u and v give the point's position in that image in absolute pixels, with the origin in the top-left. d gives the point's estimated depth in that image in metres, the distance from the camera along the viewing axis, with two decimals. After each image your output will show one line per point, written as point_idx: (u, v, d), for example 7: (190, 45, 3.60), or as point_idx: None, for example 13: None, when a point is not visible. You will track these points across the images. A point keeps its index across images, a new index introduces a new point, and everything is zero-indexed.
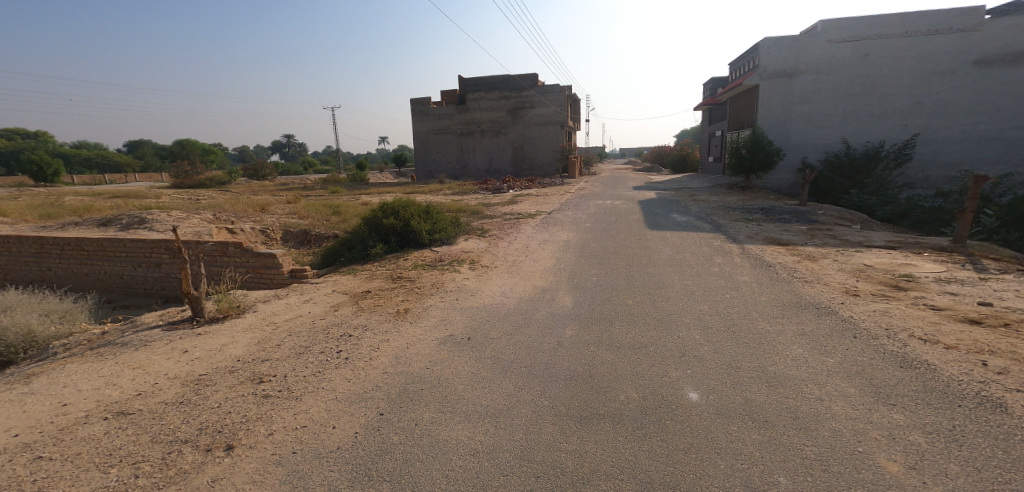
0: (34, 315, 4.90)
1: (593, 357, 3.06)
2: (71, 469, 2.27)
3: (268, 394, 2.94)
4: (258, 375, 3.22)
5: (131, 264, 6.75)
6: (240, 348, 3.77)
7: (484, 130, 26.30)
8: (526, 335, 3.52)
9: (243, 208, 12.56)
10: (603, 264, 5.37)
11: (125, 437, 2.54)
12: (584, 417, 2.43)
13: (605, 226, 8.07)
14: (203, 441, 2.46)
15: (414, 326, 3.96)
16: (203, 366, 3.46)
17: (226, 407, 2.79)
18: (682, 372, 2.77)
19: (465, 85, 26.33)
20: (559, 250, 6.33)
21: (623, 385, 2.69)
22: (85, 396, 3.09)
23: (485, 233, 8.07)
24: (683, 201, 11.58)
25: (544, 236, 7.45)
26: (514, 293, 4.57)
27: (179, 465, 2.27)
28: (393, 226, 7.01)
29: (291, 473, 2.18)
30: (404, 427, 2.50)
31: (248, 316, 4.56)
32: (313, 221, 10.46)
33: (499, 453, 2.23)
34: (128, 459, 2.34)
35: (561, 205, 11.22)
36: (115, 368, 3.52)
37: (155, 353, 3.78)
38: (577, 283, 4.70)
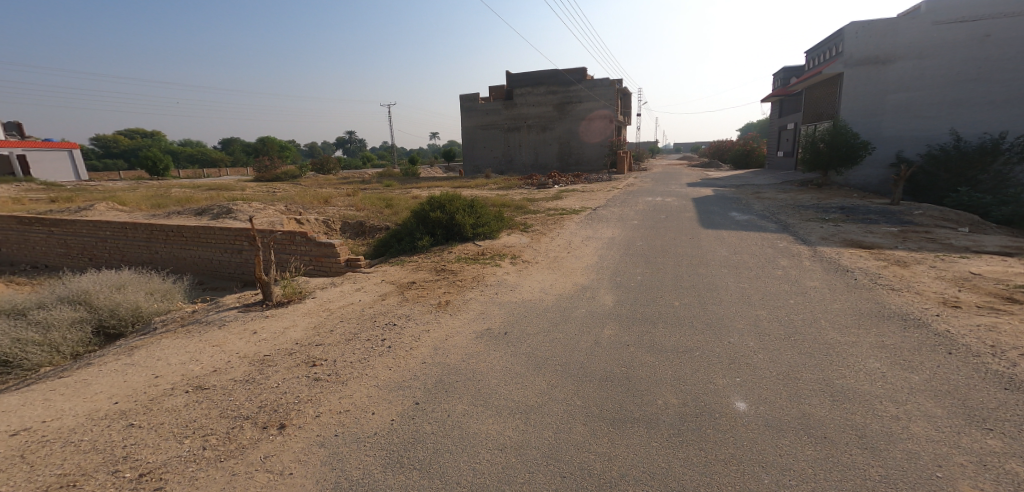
0: (141, 293, 5.44)
1: (631, 359, 2.96)
2: (154, 437, 2.47)
3: (319, 377, 3.06)
4: (311, 358, 3.37)
5: (219, 250, 7.28)
6: (299, 332, 3.96)
7: (531, 125, 26.22)
8: (563, 333, 3.47)
9: (309, 200, 13.36)
10: (648, 264, 5.18)
11: (200, 410, 2.73)
12: (616, 420, 2.35)
13: (655, 223, 7.83)
14: (260, 419, 2.59)
15: (453, 318, 4.01)
16: (268, 347, 3.67)
17: (282, 388, 2.94)
18: (730, 380, 2.62)
19: (512, 80, 26.40)
20: (603, 247, 6.20)
21: (662, 389, 2.59)
22: (174, 370, 3.35)
23: (528, 228, 8.06)
24: (745, 198, 11.02)
25: (588, 232, 7.33)
26: (552, 290, 4.52)
27: (239, 440, 2.40)
28: (439, 219, 7.15)
29: (331, 455, 2.26)
30: (437, 417, 2.53)
31: (308, 302, 4.79)
32: (368, 213, 10.90)
33: (527, 449, 2.20)
34: (199, 431, 2.52)
35: (608, 202, 11.00)
36: (199, 345, 3.81)
37: (231, 332, 4.06)
38: (618, 282, 4.59)
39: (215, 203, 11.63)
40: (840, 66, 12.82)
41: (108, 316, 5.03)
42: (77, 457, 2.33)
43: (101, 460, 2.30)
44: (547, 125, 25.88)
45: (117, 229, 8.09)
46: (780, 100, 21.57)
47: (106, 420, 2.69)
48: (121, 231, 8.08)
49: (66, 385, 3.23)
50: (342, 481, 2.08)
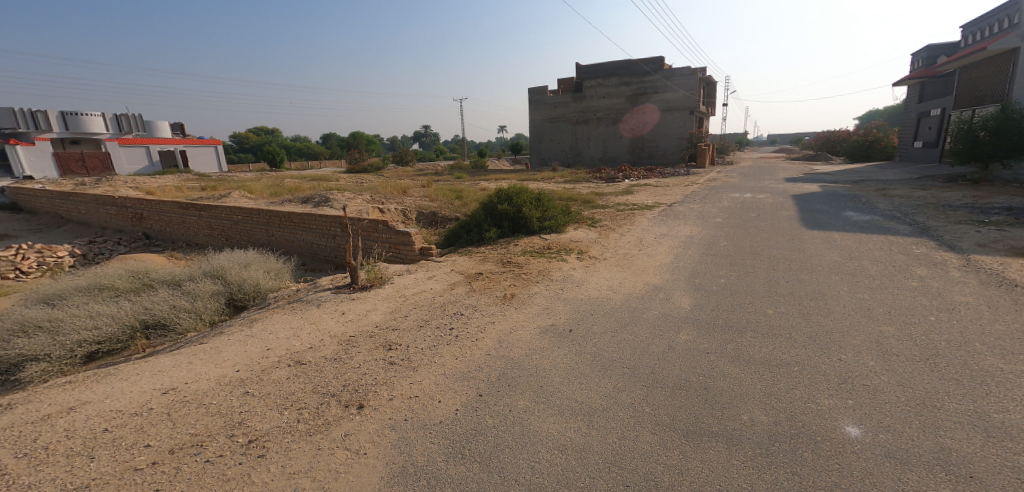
0: (258, 271, 6.07)
1: (712, 369, 2.77)
2: (262, 406, 2.73)
3: (394, 361, 3.20)
4: (388, 342, 3.54)
5: (317, 235, 7.91)
6: (379, 316, 4.18)
7: (602, 118, 25.62)
8: (632, 334, 3.35)
9: (389, 191, 14.10)
10: (734, 266, 4.87)
11: (297, 384, 2.97)
12: (690, 432, 2.22)
13: (739, 222, 7.33)
14: (343, 397, 2.76)
15: (520, 312, 4.00)
16: (353, 328, 3.92)
17: (363, 369, 3.11)
18: (839, 401, 2.36)
19: (583, 72, 25.92)
20: (680, 246, 5.91)
21: (749, 404, 2.39)
22: (280, 343, 3.68)
23: (596, 223, 7.89)
24: (858, 196, 9.86)
25: (663, 230, 7.01)
26: (622, 289, 4.37)
27: (325, 417, 2.57)
28: (506, 211, 7.22)
29: (401, 439, 2.35)
30: (498, 411, 2.54)
31: (387, 287, 5.03)
32: (441, 203, 11.29)
33: (588, 453, 2.15)
34: (295, 403, 2.74)
35: (687, 197, 10.46)
36: (300, 322, 4.16)
37: (325, 311, 4.38)
38: (697, 284, 4.35)
39: (312, 193, 12.68)
40: (1016, 39, 11.82)
41: (237, 291, 5.66)
42: (206, 419, 2.62)
43: (221, 424, 2.57)
44: (617, 118, 25.14)
45: (244, 214, 9.07)
46: (922, 84, 19.06)
47: (228, 386, 3.01)
48: (247, 217, 9.04)
49: (199, 351, 3.67)
50: (409, 466, 2.16)
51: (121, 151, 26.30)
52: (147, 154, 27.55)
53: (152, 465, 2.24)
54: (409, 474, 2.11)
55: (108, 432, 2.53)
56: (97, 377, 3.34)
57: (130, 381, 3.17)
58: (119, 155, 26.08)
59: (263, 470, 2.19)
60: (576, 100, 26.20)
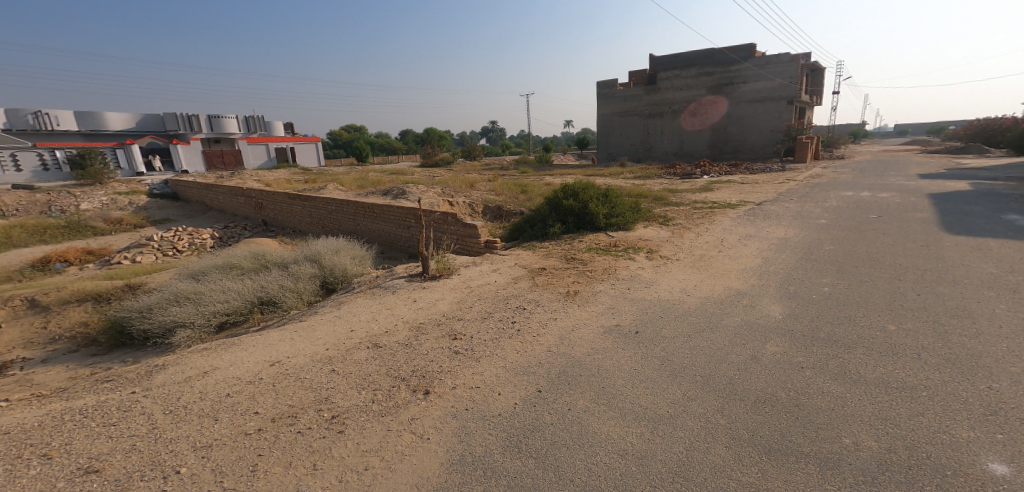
0: (345, 257, 6.51)
1: (804, 384, 2.55)
2: (344, 384, 2.91)
3: (458, 351, 3.28)
4: (453, 332, 3.63)
5: (394, 226, 8.33)
6: (446, 305, 4.30)
7: (678, 111, 24.53)
8: (706, 341, 3.16)
9: (456, 185, 14.51)
10: (839, 274, 4.44)
11: (374, 366, 3.14)
12: (773, 451, 2.05)
13: (836, 224, 6.66)
14: (411, 382, 2.87)
15: (584, 310, 3.93)
16: (423, 315, 4.07)
17: (430, 356, 3.22)
18: (980, 435, 2.06)
19: (658, 64, 24.95)
20: (769, 248, 5.51)
21: (848, 427, 2.17)
22: (362, 326, 3.91)
23: (668, 221, 7.56)
24: (1000, 198, 8.43)
25: (748, 230, 6.56)
26: (697, 292, 4.15)
27: (394, 399, 2.69)
28: (571, 207, 7.13)
29: (461, 428, 2.40)
30: (558, 408, 2.51)
31: (454, 278, 5.17)
32: (506, 198, 11.41)
33: (651, 461, 2.06)
34: (371, 384, 2.89)
35: (776, 196, 9.64)
36: (378, 306, 4.40)
37: (399, 298, 4.59)
38: (791, 291, 4.02)
39: (388, 186, 13.38)
40: None
41: (329, 274, 6.11)
42: (300, 392, 2.85)
43: (312, 398, 2.77)
44: (695, 110, 23.93)
45: (336, 205, 9.79)
46: None
47: (319, 362, 3.25)
48: (339, 208, 9.74)
49: (299, 328, 4.01)
50: (468, 455, 2.20)
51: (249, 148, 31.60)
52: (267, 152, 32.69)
53: (258, 431, 2.47)
54: (468, 463, 2.15)
55: (228, 397, 2.85)
56: (224, 346, 3.77)
57: (248, 351, 3.55)
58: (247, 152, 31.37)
59: (342, 445, 2.33)
60: (649, 93, 25.25)
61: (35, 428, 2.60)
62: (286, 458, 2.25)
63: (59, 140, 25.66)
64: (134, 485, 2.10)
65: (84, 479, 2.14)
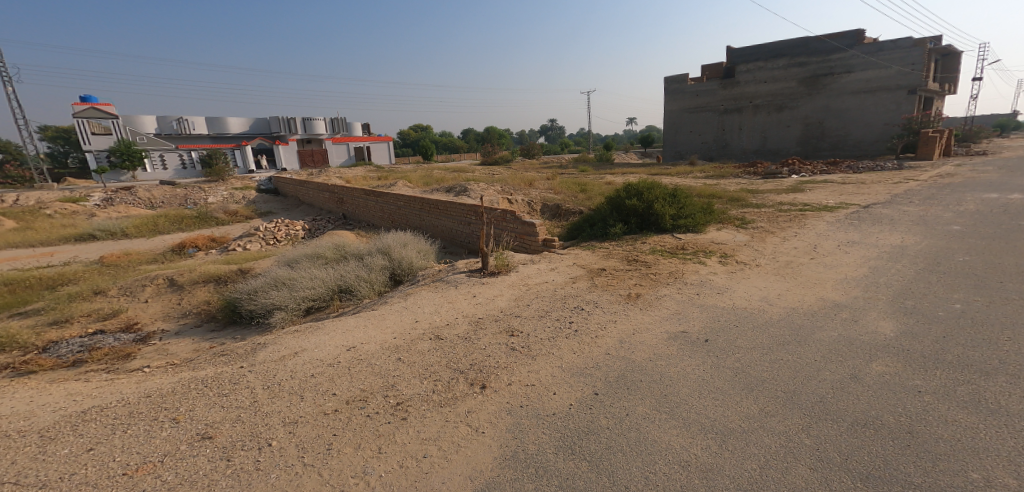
0: (411, 250, 6.78)
1: (911, 410, 2.28)
2: (409, 373, 3.01)
3: (515, 347, 3.27)
4: (511, 328, 3.63)
5: (456, 221, 8.53)
6: (504, 301, 4.32)
7: (760, 106, 22.99)
8: (788, 355, 2.91)
9: (515, 182, 14.62)
10: (972, 288, 3.93)
11: (435, 357, 3.21)
12: (871, 479, 1.85)
13: (946, 233, 5.88)
14: (468, 376, 2.90)
15: (647, 314, 3.76)
16: (481, 310, 4.12)
17: (488, 351, 3.24)
18: None
19: (737, 56, 23.69)
20: (875, 258, 4.96)
21: (967, 464, 1.90)
22: (426, 318, 4.04)
23: (746, 224, 7.08)
24: None
25: (851, 237, 5.94)
26: (780, 302, 3.84)
27: (452, 391, 2.73)
28: (634, 207, 6.92)
29: (515, 425, 2.39)
30: (615, 412, 2.43)
31: (512, 275, 5.18)
32: (565, 196, 11.32)
33: (716, 476, 1.94)
34: (432, 375, 2.97)
35: (878, 199, 8.66)
36: (441, 299, 4.52)
37: (460, 292, 4.69)
38: (908, 307, 3.59)
39: (450, 184, 13.77)
40: None
41: (398, 266, 6.41)
42: (370, 378, 2.98)
43: (379, 384, 2.89)
44: (782, 104, 22.28)
45: (404, 201, 10.23)
46: None
47: (387, 350, 3.39)
48: (406, 204, 10.18)
49: (371, 316, 4.23)
50: (521, 452, 2.19)
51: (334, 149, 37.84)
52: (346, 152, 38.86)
53: (334, 412, 2.61)
54: (520, 460, 2.13)
55: (312, 377, 3.06)
56: (309, 329, 4.10)
57: (330, 335, 3.81)
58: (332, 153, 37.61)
59: (403, 432, 2.40)
60: (727, 87, 23.94)
61: (166, 394, 2.98)
62: (355, 439, 2.36)
63: (191, 141, 35.06)
64: (237, 453, 2.29)
65: (198, 445, 2.37)
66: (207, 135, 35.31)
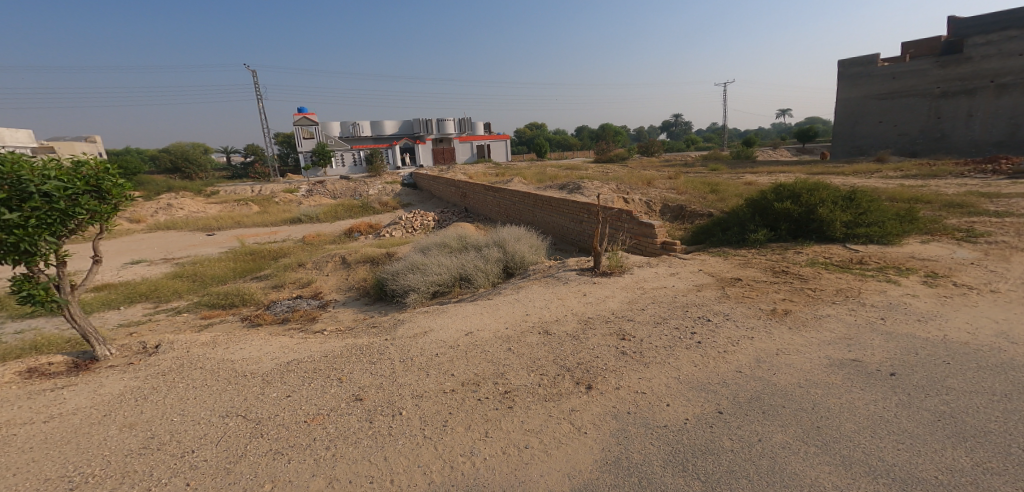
0: (526, 244, 7.12)
1: None
2: (518, 363, 3.20)
3: (625, 351, 3.21)
4: (622, 331, 3.55)
5: (568, 219, 8.50)
6: (616, 303, 4.20)
7: (1007, 86, 18.05)
8: (1002, 405, 2.33)
9: (635, 181, 14.11)
10: None
11: (542, 351, 3.35)
12: None
13: None
14: (575, 375, 2.96)
15: (800, 335, 3.29)
16: (592, 310, 4.07)
17: (597, 351, 3.25)
18: None
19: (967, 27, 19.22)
20: None
21: None
22: (536, 312, 4.17)
23: (978, 238, 5.62)
24: None
25: None
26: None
27: (558, 388, 2.83)
28: (786, 211, 6.22)
29: (620, 430, 2.39)
30: (743, 436, 2.25)
31: (626, 277, 4.96)
32: (690, 197, 10.58)
33: None
34: (539, 369, 3.10)
35: None
36: (551, 295, 4.60)
37: (571, 289, 4.68)
38: None
39: (568, 180, 13.82)
40: None
41: (513, 260, 6.81)
42: (483, 364, 3.26)
43: (490, 371, 3.14)
44: None
45: (520, 198, 10.55)
46: None
47: (499, 339, 3.64)
48: (523, 201, 10.49)
49: (486, 304, 4.57)
50: (622, 459, 2.18)
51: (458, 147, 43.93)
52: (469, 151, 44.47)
53: (451, 391, 2.91)
54: (621, 467, 2.13)
55: (438, 356, 3.47)
56: (438, 312, 4.65)
57: (452, 318, 4.28)
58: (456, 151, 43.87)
59: (509, 420, 2.56)
60: (948, 66, 19.45)
61: (337, 356, 3.73)
62: (467, 420, 2.59)
63: (359, 141, 43.23)
64: (375, 417, 2.70)
65: (351, 404, 2.88)
66: (370, 138, 43.43)
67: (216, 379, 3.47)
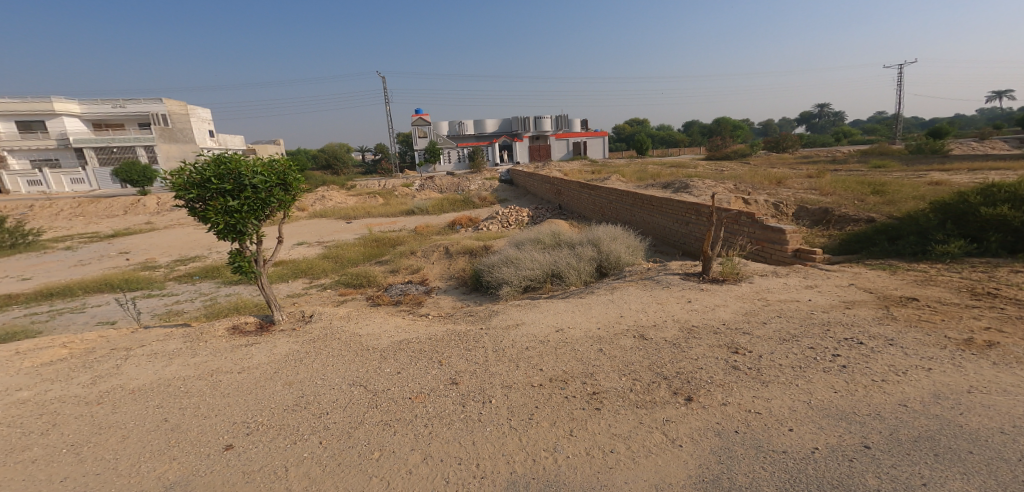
0: (621, 246, 7.71)
1: None
2: (609, 365, 3.72)
3: (737, 366, 3.43)
4: (735, 345, 3.79)
5: (671, 220, 8.79)
6: (728, 313, 4.50)
7: None
8: None
9: (765, 185, 13.34)
10: None
11: (637, 356, 3.82)
12: None
13: None
14: (674, 385, 3.29)
15: (1010, 372, 2.96)
16: (698, 318, 4.47)
17: (701, 363, 3.56)
18: None
19: None
20: None
21: None
22: (630, 314, 4.82)
23: None
24: None
25: None
26: None
27: (654, 396, 3.19)
28: (1001, 217, 5.39)
29: (723, 449, 2.59)
30: (902, 478, 2.22)
31: (744, 285, 5.22)
32: (844, 200, 9.72)
33: None
34: (631, 374, 3.55)
35: None
36: (650, 299, 5.20)
37: (673, 295, 5.22)
38: None
39: (684, 180, 13.69)
40: None
41: (606, 260, 7.45)
42: (572, 363, 3.86)
43: (579, 371, 3.69)
44: None
45: (617, 197, 11.23)
46: None
47: (590, 339, 4.29)
48: (619, 199, 11.15)
49: (579, 304, 5.40)
50: (722, 479, 2.38)
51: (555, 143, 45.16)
52: (565, 146, 45.50)
53: (539, 386, 3.49)
54: (718, 486, 2.34)
55: (527, 350, 4.21)
56: (527, 307, 5.64)
57: (543, 314, 5.21)
58: (553, 147, 45.14)
59: (595, 422, 2.97)
60: None
61: (438, 340, 4.72)
62: (551, 418, 3.06)
63: (463, 139, 46.37)
64: (466, 402, 3.35)
65: (448, 387, 3.61)
66: (472, 135, 46.39)
67: (346, 349, 4.57)
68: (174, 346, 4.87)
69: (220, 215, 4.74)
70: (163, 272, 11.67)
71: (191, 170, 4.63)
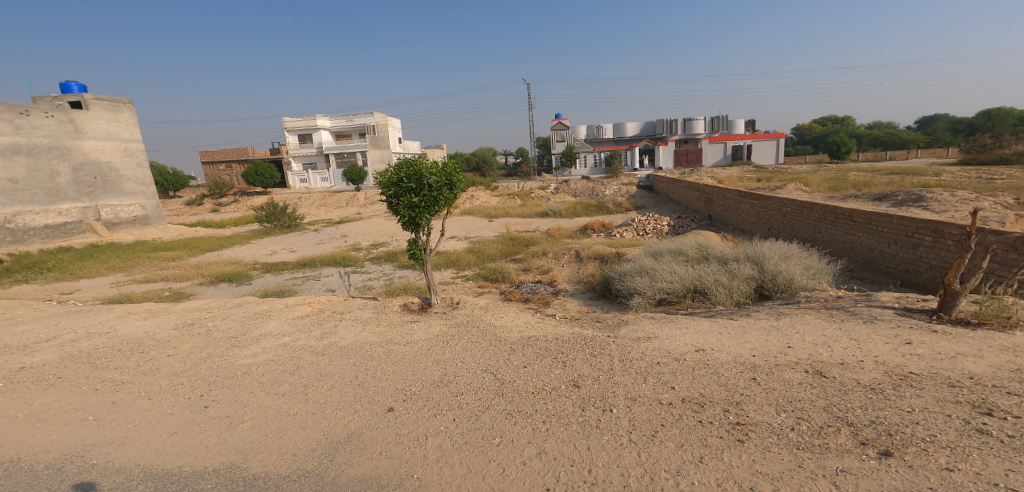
0: (799, 267, 7.10)
1: None
2: (765, 398, 3.38)
3: (982, 430, 2.66)
4: (985, 404, 2.94)
5: (886, 241, 7.56)
6: (980, 366, 3.49)
7: None
8: None
9: None
10: None
11: (807, 393, 3.38)
12: None
13: None
14: (864, 435, 2.78)
15: None
16: (917, 365, 3.63)
17: (914, 417, 2.88)
18: None
19: None
20: None
21: None
22: (801, 346, 4.31)
23: None
24: None
25: None
26: None
27: (829, 441, 2.76)
28: None
29: None
30: None
31: (1004, 332, 4.12)
32: None
33: None
34: (794, 411, 3.14)
35: None
36: (837, 334, 4.52)
37: (876, 333, 4.43)
38: None
39: (924, 198, 11.17)
40: None
41: (771, 281, 7.00)
42: (713, 387, 3.66)
43: (723, 397, 3.47)
44: None
45: (798, 209, 10.29)
46: None
47: (742, 366, 3.99)
48: (799, 211, 10.30)
49: (731, 327, 5.09)
50: None
51: (709, 147, 42.05)
52: (723, 150, 42.00)
53: (673, 405, 3.42)
54: None
55: (660, 366, 4.17)
56: (663, 321, 5.63)
57: (682, 331, 5.11)
58: (707, 150, 42.08)
59: (734, 454, 2.77)
60: None
61: (564, 340, 5.17)
62: (678, 440, 2.98)
63: (601, 143, 45.58)
64: (588, 407, 3.53)
65: (570, 389, 3.87)
66: (612, 139, 45.49)
67: (481, 338, 5.39)
68: (369, 314, 6.48)
69: (407, 210, 6.17)
70: (365, 253, 14.77)
71: (391, 170, 6.16)
